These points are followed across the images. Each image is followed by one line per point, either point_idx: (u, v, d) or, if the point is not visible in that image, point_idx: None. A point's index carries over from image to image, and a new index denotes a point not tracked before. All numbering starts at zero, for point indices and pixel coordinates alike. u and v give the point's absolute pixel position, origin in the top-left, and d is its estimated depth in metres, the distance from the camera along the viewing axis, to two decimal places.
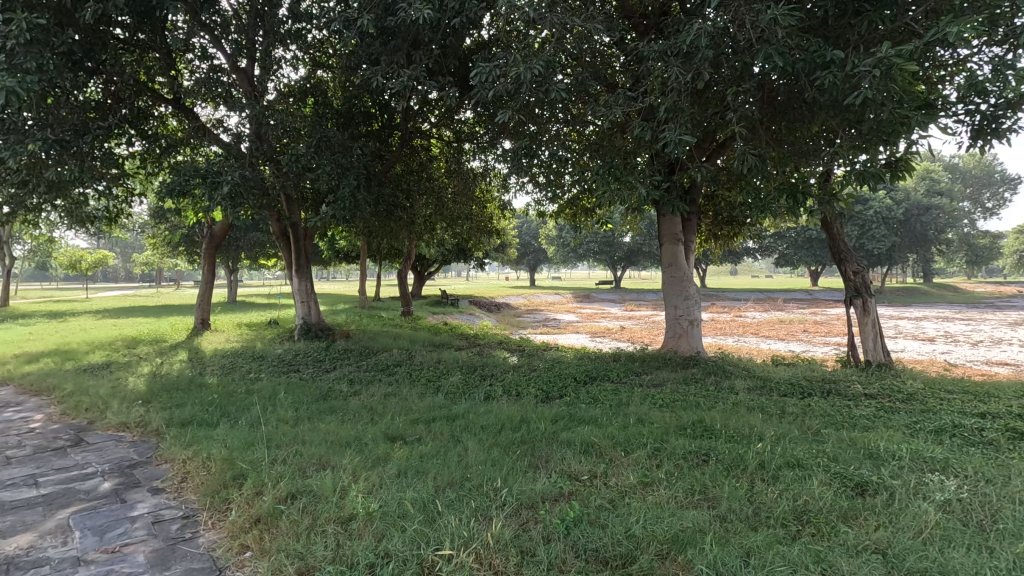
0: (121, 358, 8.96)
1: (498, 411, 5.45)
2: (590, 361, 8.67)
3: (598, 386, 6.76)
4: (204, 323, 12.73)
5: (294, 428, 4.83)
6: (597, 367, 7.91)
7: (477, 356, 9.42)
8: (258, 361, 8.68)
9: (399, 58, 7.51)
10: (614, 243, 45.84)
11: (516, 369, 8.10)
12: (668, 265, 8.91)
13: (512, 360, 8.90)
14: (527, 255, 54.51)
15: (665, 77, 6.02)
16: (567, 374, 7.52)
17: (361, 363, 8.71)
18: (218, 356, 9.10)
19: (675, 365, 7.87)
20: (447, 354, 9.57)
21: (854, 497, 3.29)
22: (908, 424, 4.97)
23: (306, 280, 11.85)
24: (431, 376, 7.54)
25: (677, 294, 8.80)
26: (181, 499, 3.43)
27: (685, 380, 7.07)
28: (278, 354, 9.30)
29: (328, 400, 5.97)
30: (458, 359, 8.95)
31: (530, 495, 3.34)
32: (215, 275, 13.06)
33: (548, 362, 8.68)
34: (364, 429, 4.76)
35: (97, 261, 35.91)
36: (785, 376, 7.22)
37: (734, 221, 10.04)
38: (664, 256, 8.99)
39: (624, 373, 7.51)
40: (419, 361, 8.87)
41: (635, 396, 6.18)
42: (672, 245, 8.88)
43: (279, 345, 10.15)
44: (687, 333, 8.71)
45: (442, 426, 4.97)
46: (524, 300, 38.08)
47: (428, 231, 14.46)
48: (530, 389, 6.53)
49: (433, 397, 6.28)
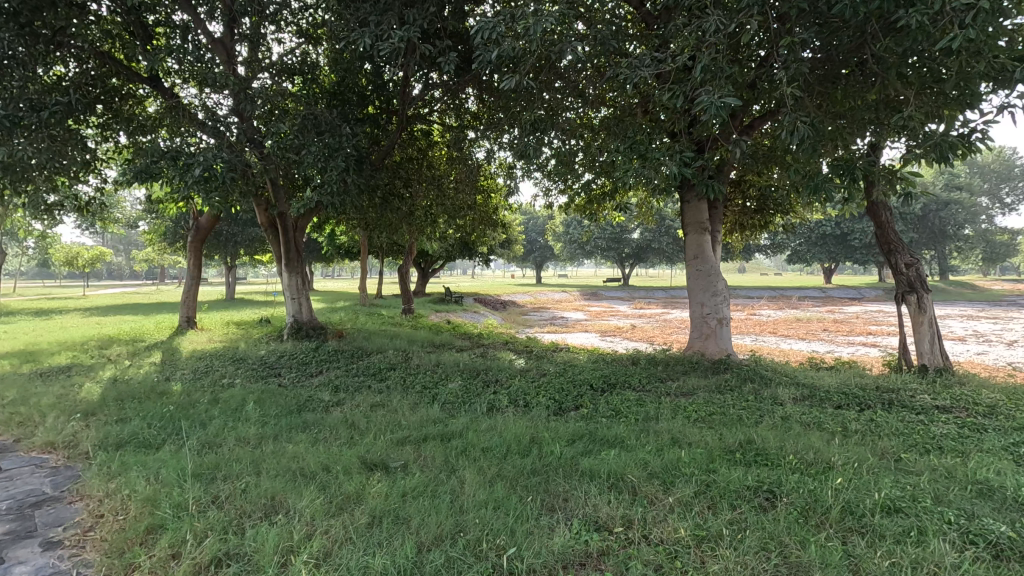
0: (88, 359, 8.14)
1: (503, 428, 4.56)
2: (606, 364, 7.74)
3: (619, 396, 5.84)
4: (189, 321, 11.95)
5: (253, 451, 3.95)
6: (616, 372, 7.00)
7: (480, 358, 8.53)
8: (238, 363, 7.83)
9: (390, 16, 6.58)
10: (622, 239, 44.91)
11: (523, 374, 7.21)
12: (693, 257, 7.99)
13: (520, 363, 8.01)
14: (533, 252, 53.59)
15: (701, 29, 5.08)
16: (582, 380, 6.62)
17: (351, 365, 7.84)
18: (193, 358, 8.26)
19: (704, 371, 6.94)
20: (447, 356, 8.68)
21: (993, 567, 2.38)
22: (1007, 447, 4.04)
23: (297, 276, 11.02)
24: (429, 382, 6.67)
25: (702, 290, 7.88)
26: (74, 560, 2.56)
27: (718, 388, 6.15)
28: (261, 355, 8.44)
29: (304, 412, 5.10)
30: (459, 362, 8.07)
31: (545, 560, 2.45)
32: (202, 269, 12.27)
33: (559, 365, 7.78)
34: (339, 452, 3.89)
35: (96, 257, 35.34)
36: (833, 383, 6.28)
37: (764, 209, 9.11)
38: (688, 247, 8.08)
39: (647, 379, 6.60)
40: (416, 364, 8.00)
41: (664, 408, 5.27)
42: (697, 235, 7.96)
43: (264, 346, 9.30)
44: (715, 333, 7.76)
45: (435, 447, 4.08)
46: (530, 297, 37.23)
47: (430, 225, 13.57)
48: (540, 399, 5.63)
49: (429, 408, 5.41)
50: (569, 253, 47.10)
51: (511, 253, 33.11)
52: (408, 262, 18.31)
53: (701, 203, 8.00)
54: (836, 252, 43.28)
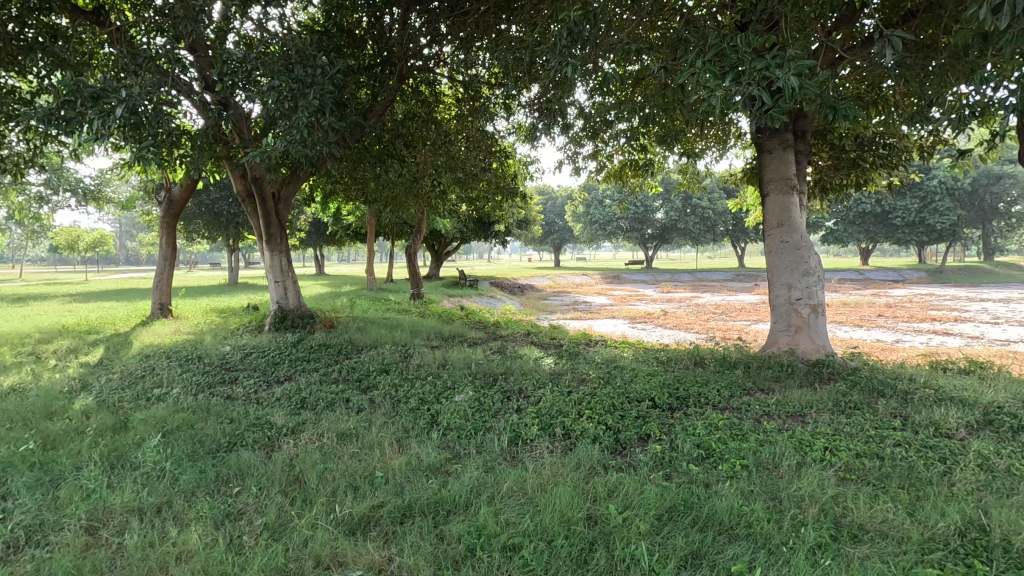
0: (11, 357, 6.58)
1: (540, 491, 2.80)
2: (662, 366, 5.93)
3: (701, 420, 4.06)
4: (162, 309, 10.47)
5: (96, 550, 2.24)
6: (683, 380, 5.18)
7: (498, 356, 6.77)
8: (192, 364, 6.19)
9: None
10: (646, 220, 42.68)
11: (556, 380, 5.43)
12: (778, 224, 6.08)
13: (549, 363, 6.24)
14: (551, 234, 51.62)
15: None
16: (639, 391, 4.81)
17: (333, 366, 6.14)
18: (139, 356, 6.63)
19: (803, 377, 5.10)
20: (456, 353, 6.92)
21: None
22: None
23: (280, 255, 9.32)
24: (430, 393, 4.93)
25: (789, 268, 5.99)
26: None
27: (838, 408, 4.31)
28: (226, 352, 6.80)
29: (236, 452, 3.40)
30: (470, 361, 6.34)
31: None
32: (177, 249, 10.73)
33: (601, 367, 6.00)
34: (246, 561, 2.16)
35: (97, 241, 34.07)
36: (1000, 399, 4.41)
37: (860, 164, 7.11)
38: (769, 211, 6.18)
39: (729, 391, 4.78)
40: (418, 365, 6.28)
41: (779, 445, 3.45)
42: (782, 195, 6.06)
43: (234, 340, 7.66)
44: (808, 325, 5.84)
45: (424, 540, 2.33)
46: (549, 282, 35.27)
47: (438, 196, 11.81)
48: (587, 427, 3.85)
49: (423, 441, 3.66)
50: (590, 234, 45.06)
51: (528, 233, 31.13)
52: (417, 242, 16.54)
53: (788, 153, 6.07)
54: (876, 232, 40.65)
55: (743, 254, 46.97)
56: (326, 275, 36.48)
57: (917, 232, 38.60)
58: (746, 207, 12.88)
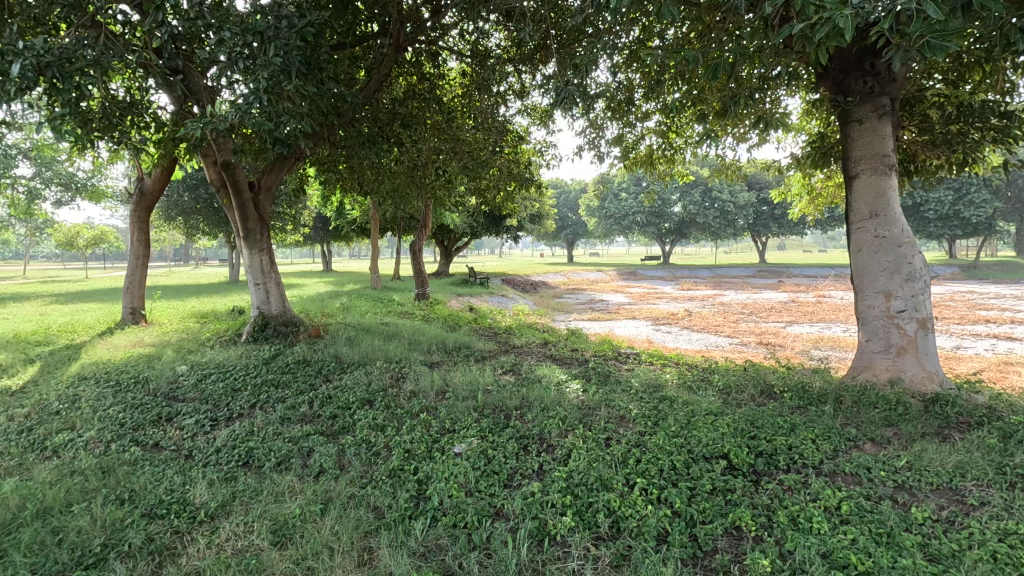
0: None
1: None
2: (721, 397, 4.62)
3: (809, 500, 2.78)
4: (134, 313, 9.38)
5: None
6: (758, 421, 3.88)
7: (511, 380, 5.48)
8: (132, 390, 5.00)
9: None
10: (663, 214, 41.20)
11: (586, 420, 4.15)
12: (872, 214, 4.72)
13: (576, 392, 4.95)
14: (565, 228, 50.31)
15: None
16: (707, 443, 3.53)
17: (305, 395, 4.92)
18: (74, 377, 5.49)
19: (923, 420, 3.78)
20: (460, 375, 5.65)
21: None
22: None
23: (260, 254, 8.13)
24: (421, 443, 3.68)
25: (886, 271, 4.63)
26: None
27: (1003, 476, 2.99)
28: (180, 372, 5.61)
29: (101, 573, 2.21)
30: (477, 388, 5.07)
31: None
32: (151, 246, 9.59)
33: (643, 398, 4.70)
34: None
35: (98, 237, 33.26)
36: None
37: (963, 140, 5.71)
38: (858, 198, 4.82)
39: (829, 442, 3.47)
40: (413, 394, 5.03)
41: (960, 565, 2.18)
42: (876, 176, 4.71)
43: (199, 354, 6.49)
44: (913, 346, 4.49)
45: None
46: (562, 278, 33.92)
47: (444, 189, 10.54)
48: (645, 520, 2.59)
49: (401, 547, 2.44)
50: (605, 228, 43.63)
51: (541, 228, 29.74)
52: (423, 237, 15.26)
53: (884, 124, 4.72)
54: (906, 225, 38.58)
55: (764, 249, 45.15)
56: (334, 270, 35.49)
57: (950, 225, 36.79)
58: (792, 197, 11.48)
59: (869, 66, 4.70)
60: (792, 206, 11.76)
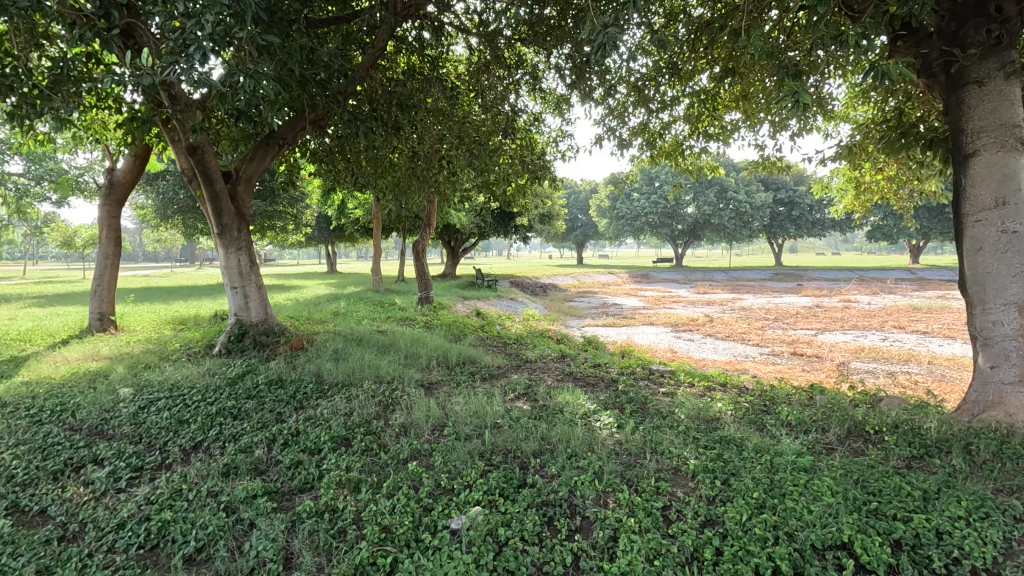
0: None
1: None
2: (801, 439, 3.55)
3: None
4: (102, 319, 8.42)
5: None
6: (870, 484, 2.82)
7: (526, 409, 4.45)
8: (52, 422, 4.01)
9: None
10: (676, 215, 40.05)
11: (629, 477, 3.10)
12: (998, 201, 3.63)
13: (609, 430, 3.90)
14: (575, 230, 49.26)
15: None
16: (812, 525, 2.47)
17: (268, 431, 3.91)
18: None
19: None
20: (463, 402, 4.61)
21: None
22: None
23: (238, 254, 7.15)
24: (405, 516, 2.65)
25: (1019, 277, 3.55)
26: None
27: None
28: (123, 395, 4.62)
29: None
30: (483, 422, 4.03)
31: None
32: (122, 244, 8.64)
33: (697, 440, 3.64)
34: None
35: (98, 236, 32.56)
36: None
37: None
38: (976, 182, 3.73)
39: (991, 526, 2.41)
40: (403, 430, 4.00)
41: None
42: (1002, 154, 3.63)
43: (156, 370, 5.52)
44: None
45: None
46: (573, 281, 32.88)
47: (448, 183, 9.56)
48: None
49: None
50: (616, 229, 42.48)
51: (552, 228, 28.67)
52: (427, 237, 14.25)
53: (1012, 86, 3.64)
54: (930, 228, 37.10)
55: (781, 252, 43.82)
56: (338, 272, 34.66)
57: None
58: (833, 192, 10.36)
59: (994, 10, 3.60)
60: (834, 202, 10.62)
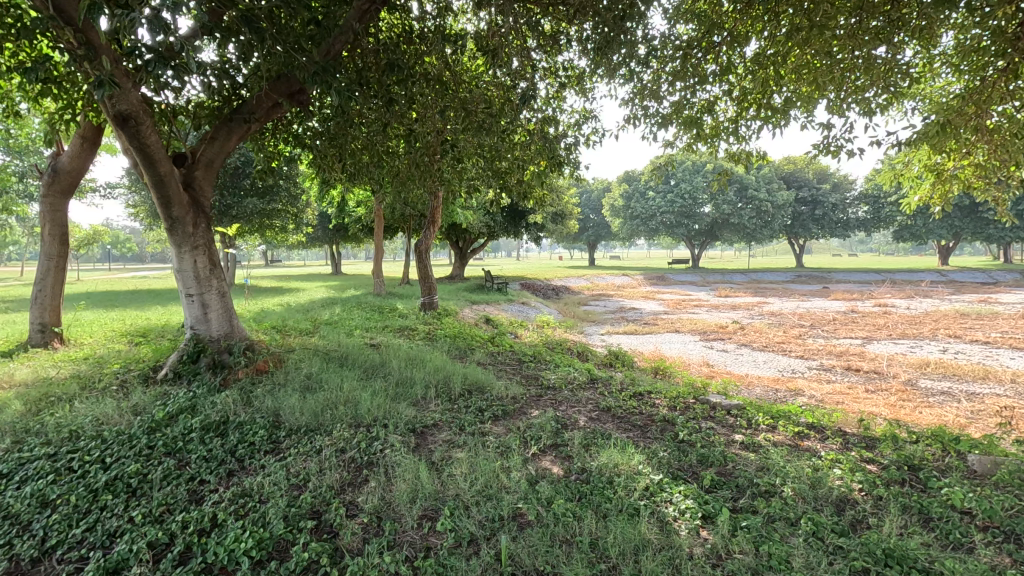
0: None
1: None
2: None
3: None
4: (44, 330, 7.16)
5: None
6: None
7: (559, 478, 3.08)
8: None
9: None
10: (693, 214, 38.48)
11: None
12: None
13: (692, 526, 2.52)
14: (587, 229, 47.79)
15: None
16: None
17: (165, 525, 2.56)
18: None
19: None
20: (469, 462, 3.26)
21: None
22: None
23: (194, 252, 5.80)
24: None
25: None
26: None
27: None
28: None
29: None
30: (497, 510, 2.67)
31: None
32: (70, 242, 7.35)
33: (844, 555, 2.26)
34: None
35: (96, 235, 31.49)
36: None
37: None
38: None
39: None
40: (376, 522, 2.65)
41: None
42: None
43: (68, 406, 4.23)
44: None
45: None
46: (586, 283, 31.46)
47: (454, 175, 8.28)
48: None
49: None
50: (630, 229, 40.92)
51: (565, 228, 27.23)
52: (431, 235, 12.87)
53: None
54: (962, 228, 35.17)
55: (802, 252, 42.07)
56: (342, 273, 33.42)
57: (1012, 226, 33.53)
58: (907, 181, 8.89)
59: None
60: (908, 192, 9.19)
